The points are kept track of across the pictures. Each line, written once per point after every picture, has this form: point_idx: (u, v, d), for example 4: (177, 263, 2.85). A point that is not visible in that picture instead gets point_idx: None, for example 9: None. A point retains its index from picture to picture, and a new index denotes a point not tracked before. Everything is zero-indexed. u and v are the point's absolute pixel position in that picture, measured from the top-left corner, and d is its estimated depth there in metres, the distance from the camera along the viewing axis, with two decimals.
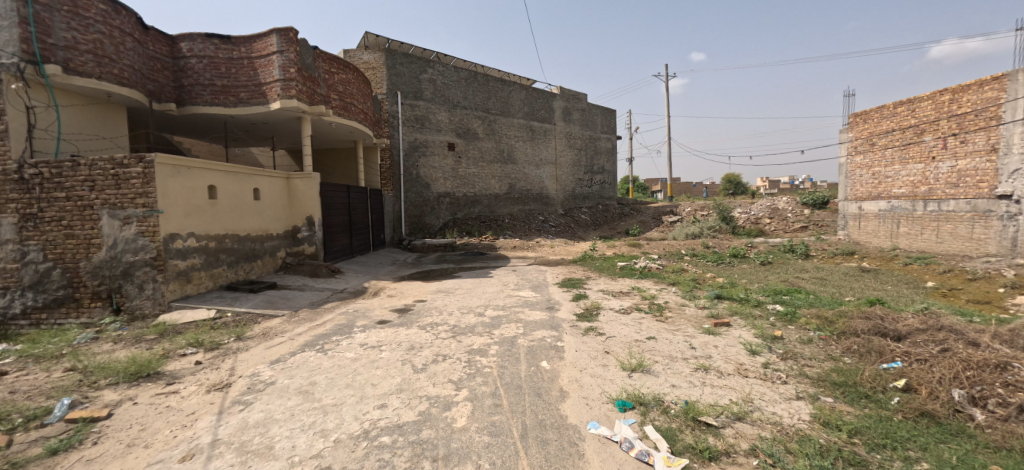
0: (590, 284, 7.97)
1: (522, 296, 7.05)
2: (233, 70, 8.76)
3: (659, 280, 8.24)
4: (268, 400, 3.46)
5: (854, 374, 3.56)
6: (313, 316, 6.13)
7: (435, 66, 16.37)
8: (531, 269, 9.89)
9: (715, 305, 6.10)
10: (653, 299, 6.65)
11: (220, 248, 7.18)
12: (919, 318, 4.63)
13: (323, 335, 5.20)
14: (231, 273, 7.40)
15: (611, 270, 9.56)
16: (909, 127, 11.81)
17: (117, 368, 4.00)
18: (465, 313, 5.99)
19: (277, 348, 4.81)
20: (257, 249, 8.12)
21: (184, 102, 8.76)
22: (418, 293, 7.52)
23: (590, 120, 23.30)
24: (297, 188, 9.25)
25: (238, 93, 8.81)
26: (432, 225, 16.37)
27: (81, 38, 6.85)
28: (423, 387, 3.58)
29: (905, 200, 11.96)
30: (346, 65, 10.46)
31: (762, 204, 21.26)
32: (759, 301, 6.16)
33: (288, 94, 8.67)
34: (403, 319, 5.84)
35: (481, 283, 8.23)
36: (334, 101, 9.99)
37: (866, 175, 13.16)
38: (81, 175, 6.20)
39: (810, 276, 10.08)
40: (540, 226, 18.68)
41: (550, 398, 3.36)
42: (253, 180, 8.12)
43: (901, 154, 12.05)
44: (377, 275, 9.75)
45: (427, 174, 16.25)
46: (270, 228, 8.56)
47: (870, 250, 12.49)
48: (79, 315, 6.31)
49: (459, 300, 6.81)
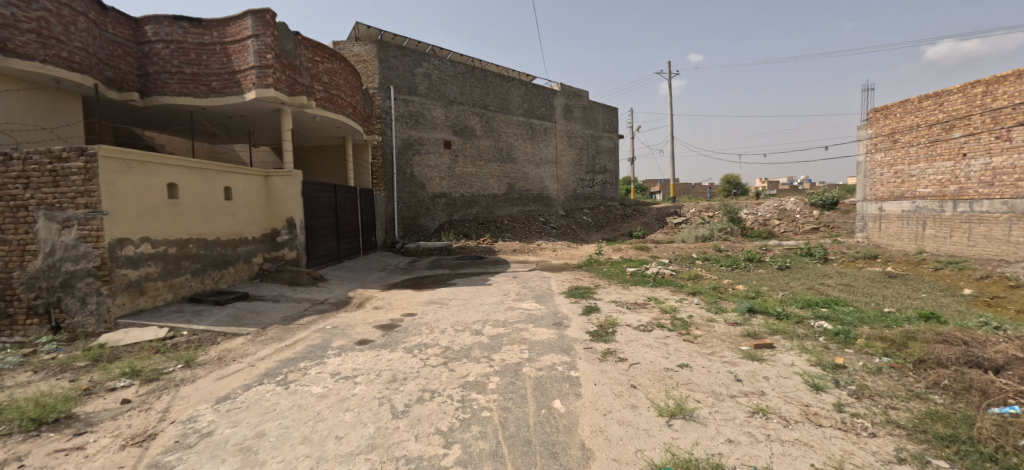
0: (600, 294, 7.12)
1: (525, 308, 6.21)
2: (204, 57, 7.92)
3: (677, 289, 7.42)
4: (195, 463, 2.63)
5: (963, 425, 2.75)
6: (284, 334, 5.27)
7: (430, 60, 15.54)
8: (532, 276, 9.05)
9: (750, 322, 5.25)
10: (675, 314, 5.80)
11: (181, 255, 6.33)
12: (1010, 342, 3.81)
13: (290, 361, 4.36)
14: (194, 284, 6.54)
15: (621, 277, 8.75)
16: (936, 123, 11.04)
17: (16, 412, 3.17)
18: (459, 331, 5.14)
19: (230, 379, 3.97)
20: (228, 255, 7.26)
21: (150, 91, 7.91)
22: (408, 305, 6.68)
23: (592, 118, 22.48)
24: (275, 186, 8.39)
25: (209, 82, 7.96)
26: (426, 228, 15.54)
27: (21, 16, 6.00)
28: (402, 442, 2.75)
29: (932, 200, 11.20)
30: (332, 54, 9.63)
31: (769, 204, 20.50)
32: (800, 316, 5.35)
33: (265, 83, 7.81)
34: (387, 339, 4.99)
35: (478, 292, 7.39)
36: (318, 92, 9.14)
37: (887, 174, 12.40)
38: (13, 171, 5.31)
39: (836, 283, 9.28)
40: (541, 228, 17.87)
41: (569, 462, 2.54)
42: (224, 178, 7.28)
43: (927, 151, 11.30)
44: (365, 282, 8.88)
45: (422, 173, 15.41)
46: (244, 231, 7.70)
47: (894, 253, 11.71)
48: (12, 334, 5.41)
49: (453, 314, 5.96)
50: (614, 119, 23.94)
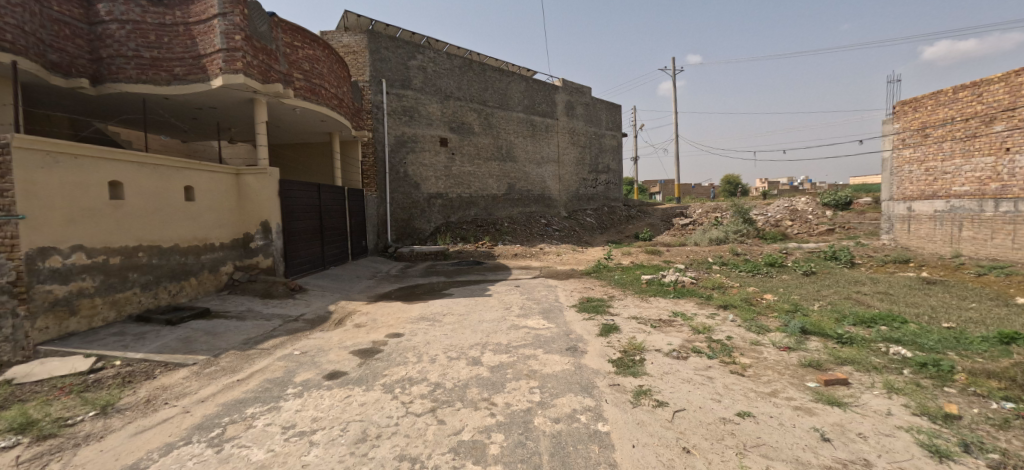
0: (617, 308, 6.19)
1: (531, 328, 5.25)
2: (165, 39, 7.00)
3: (703, 302, 6.48)
4: None
5: None
6: (239, 363, 4.32)
7: (425, 52, 14.63)
8: (537, 285, 8.12)
9: (807, 346, 4.34)
10: (711, 335, 4.84)
11: (127, 266, 5.40)
12: None
13: (234, 405, 3.42)
14: (144, 299, 5.60)
15: (636, 286, 7.82)
16: (974, 115, 10.16)
17: None
18: (453, 360, 4.20)
19: (150, 435, 3.05)
20: (189, 264, 6.32)
21: (103, 78, 6.99)
22: (395, 322, 5.72)
23: (595, 115, 21.57)
24: (247, 185, 7.44)
25: (171, 68, 7.04)
26: (421, 231, 14.62)
27: None
28: None
29: (970, 199, 10.33)
30: (314, 39, 8.70)
31: (779, 204, 19.64)
32: (866, 339, 4.43)
33: (233, 68, 6.86)
34: (364, 370, 4.04)
35: (476, 306, 6.46)
36: (298, 80, 8.22)
37: (917, 172, 11.49)
38: None
39: (873, 292, 8.35)
40: (543, 230, 16.96)
41: None
42: (184, 176, 6.34)
43: (963, 147, 10.42)
44: (350, 293, 7.93)
45: (416, 172, 14.47)
46: (210, 236, 6.75)
47: (927, 257, 10.78)
48: None
49: (447, 335, 5.03)
50: (618, 116, 23.05)
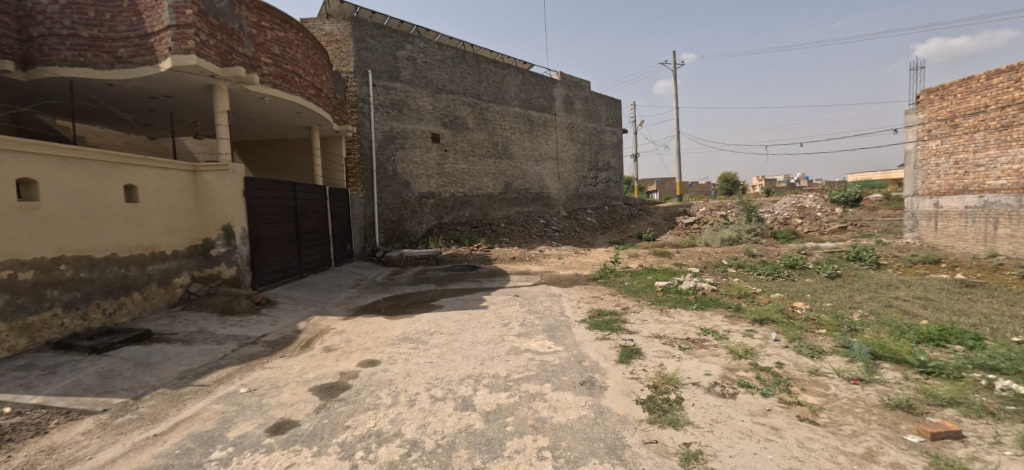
0: (634, 323, 5.29)
1: (535, 352, 4.34)
2: (107, 16, 6.03)
3: (733, 315, 5.56)
4: None
5: None
6: (165, 408, 3.39)
7: (414, 42, 13.69)
8: (538, 295, 7.20)
9: (883, 378, 3.46)
10: (756, 361, 3.93)
11: (44, 282, 4.46)
12: None
13: None
14: (68, 322, 4.66)
15: (652, 294, 6.92)
16: (1011, 103, 9.34)
17: None
18: (438, 402, 3.29)
19: None
20: (131, 276, 5.37)
21: (34, 61, 6.03)
22: (373, 345, 4.80)
23: (594, 111, 20.70)
24: (206, 183, 6.46)
25: (114, 49, 6.07)
26: (412, 233, 13.71)
27: None
28: None
29: (1006, 194, 9.52)
30: (285, 20, 7.74)
31: (786, 201, 18.80)
32: (956, 367, 3.54)
33: (184, 48, 5.90)
34: (321, 419, 3.10)
35: (469, 322, 5.55)
36: (266, 66, 7.27)
37: (944, 165, 10.67)
38: None
39: (911, 298, 7.51)
40: (542, 230, 16.06)
41: None
42: (124, 173, 5.37)
43: (998, 137, 9.61)
44: (326, 306, 6.97)
45: (406, 170, 13.52)
46: (160, 244, 5.80)
47: (959, 257, 9.95)
48: None
49: (432, 363, 4.12)
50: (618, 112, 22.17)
